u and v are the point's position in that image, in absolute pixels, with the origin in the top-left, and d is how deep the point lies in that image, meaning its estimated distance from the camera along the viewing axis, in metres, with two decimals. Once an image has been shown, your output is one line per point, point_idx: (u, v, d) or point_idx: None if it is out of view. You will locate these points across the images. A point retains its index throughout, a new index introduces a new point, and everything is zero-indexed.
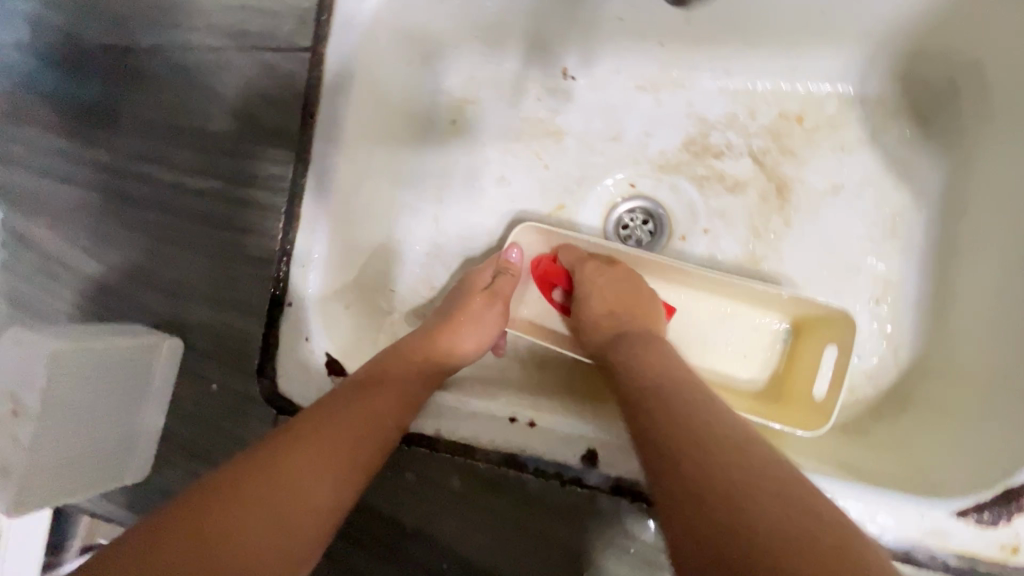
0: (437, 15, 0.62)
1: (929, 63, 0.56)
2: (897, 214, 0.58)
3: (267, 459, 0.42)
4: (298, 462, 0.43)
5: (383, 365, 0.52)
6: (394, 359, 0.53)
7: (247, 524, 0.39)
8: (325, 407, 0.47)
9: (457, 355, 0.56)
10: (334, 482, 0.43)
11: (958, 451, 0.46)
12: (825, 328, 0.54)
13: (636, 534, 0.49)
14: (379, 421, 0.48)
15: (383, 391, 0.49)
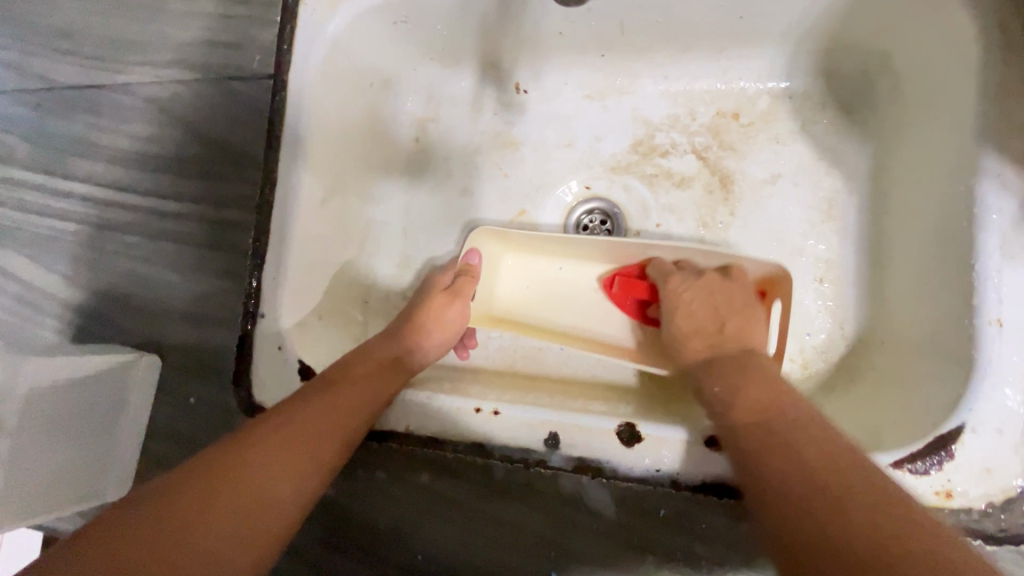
0: (394, 43, 0.68)
1: (846, 55, 0.60)
2: (831, 197, 0.62)
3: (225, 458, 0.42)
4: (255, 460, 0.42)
5: (344, 366, 0.51)
6: (357, 360, 0.52)
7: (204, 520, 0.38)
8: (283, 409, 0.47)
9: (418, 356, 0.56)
10: (293, 478, 0.43)
11: (899, 408, 0.48)
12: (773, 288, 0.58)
13: (602, 511, 0.49)
14: (338, 420, 0.47)
15: (344, 393, 0.49)
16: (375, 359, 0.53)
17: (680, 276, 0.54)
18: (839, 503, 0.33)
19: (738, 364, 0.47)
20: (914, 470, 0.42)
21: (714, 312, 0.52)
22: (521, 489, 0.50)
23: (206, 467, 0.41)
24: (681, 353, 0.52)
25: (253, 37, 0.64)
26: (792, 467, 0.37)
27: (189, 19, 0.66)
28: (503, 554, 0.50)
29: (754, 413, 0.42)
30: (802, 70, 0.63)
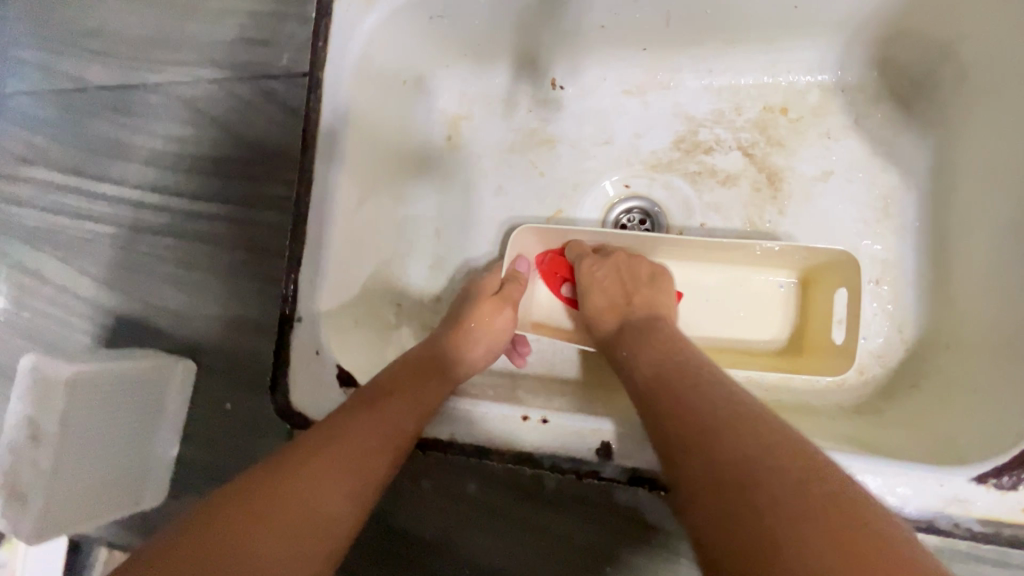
0: (429, 39, 0.66)
1: (905, 46, 0.57)
2: (888, 194, 0.59)
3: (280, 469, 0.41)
4: (311, 470, 0.41)
5: (396, 374, 0.50)
6: (408, 368, 0.51)
7: (264, 534, 0.37)
8: (339, 421, 0.45)
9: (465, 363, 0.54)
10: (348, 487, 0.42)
11: (976, 419, 0.45)
12: (829, 274, 0.58)
13: (658, 524, 0.47)
14: (395, 433, 0.46)
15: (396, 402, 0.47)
16: (427, 368, 0.51)
17: (590, 260, 0.58)
18: (797, 462, 0.32)
19: (648, 329, 0.51)
20: (1000, 485, 0.39)
21: (625, 283, 0.56)
22: (572, 500, 0.48)
23: (267, 486, 0.40)
24: (597, 327, 0.55)
25: (286, 34, 0.62)
26: (720, 432, 0.35)
27: (221, 17, 0.64)
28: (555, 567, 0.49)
29: (673, 372, 0.43)
30: (856, 61, 0.60)
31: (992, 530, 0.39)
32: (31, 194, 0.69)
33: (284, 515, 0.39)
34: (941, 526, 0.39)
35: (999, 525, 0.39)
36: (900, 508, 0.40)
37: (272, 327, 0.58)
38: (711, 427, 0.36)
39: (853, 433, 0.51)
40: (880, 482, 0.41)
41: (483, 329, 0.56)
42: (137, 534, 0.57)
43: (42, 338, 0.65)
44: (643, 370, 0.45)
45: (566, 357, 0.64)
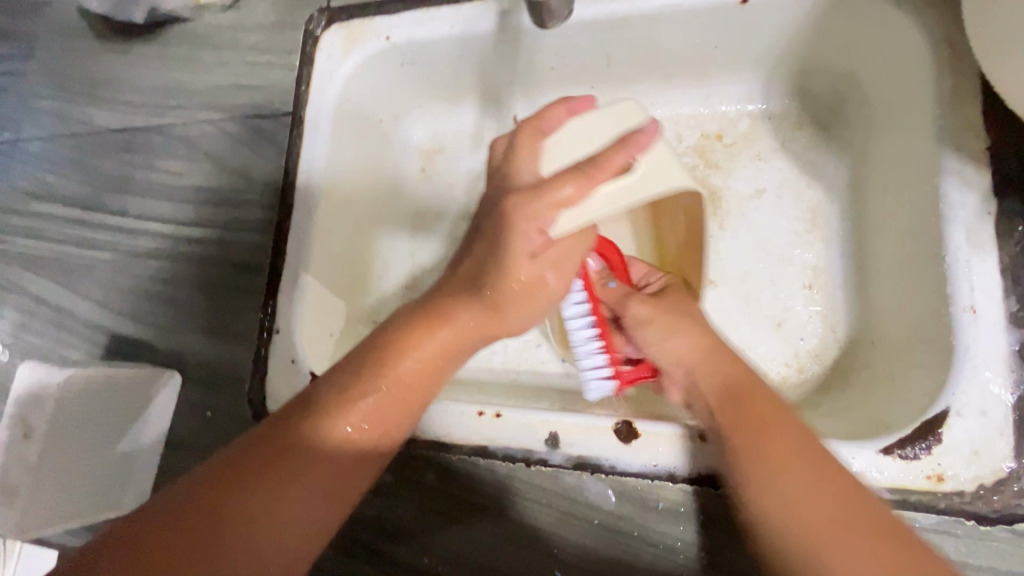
0: (402, 82, 0.74)
1: (817, 77, 0.65)
2: (815, 207, 0.65)
3: (256, 467, 0.42)
4: (290, 479, 0.42)
5: (405, 350, 0.48)
6: (415, 341, 0.48)
7: (237, 539, 0.39)
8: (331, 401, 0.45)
9: (457, 339, 0.50)
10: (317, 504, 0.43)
11: (896, 402, 0.49)
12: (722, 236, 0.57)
13: (599, 504, 0.51)
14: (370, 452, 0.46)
15: (377, 408, 0.46)
16: (437, 347, 0.49)
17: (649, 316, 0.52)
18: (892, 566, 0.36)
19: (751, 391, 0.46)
20: (904, 456, 0.43)
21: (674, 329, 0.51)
22: (526, 491, 0.52)
23: (256, 472, 0.42)
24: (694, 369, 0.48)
25: (272, 79, 0.70)
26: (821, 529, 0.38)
27: (215, 66, 0.73)
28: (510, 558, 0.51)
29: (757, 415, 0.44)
30: (780, 92, 0.67)
31: (899, 496, 0.42)
32: (40, 226, 0.76)
33: (270, 509, 0.41)
34: None
35: (905, 492, 0.42)
36: None
37: (252, 339, 0.63)
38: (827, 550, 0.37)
39: None
40: None
41: (531, 299, 0.50)
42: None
43: (42, 356, 0.71)
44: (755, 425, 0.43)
45: (528, 365, 0.69)
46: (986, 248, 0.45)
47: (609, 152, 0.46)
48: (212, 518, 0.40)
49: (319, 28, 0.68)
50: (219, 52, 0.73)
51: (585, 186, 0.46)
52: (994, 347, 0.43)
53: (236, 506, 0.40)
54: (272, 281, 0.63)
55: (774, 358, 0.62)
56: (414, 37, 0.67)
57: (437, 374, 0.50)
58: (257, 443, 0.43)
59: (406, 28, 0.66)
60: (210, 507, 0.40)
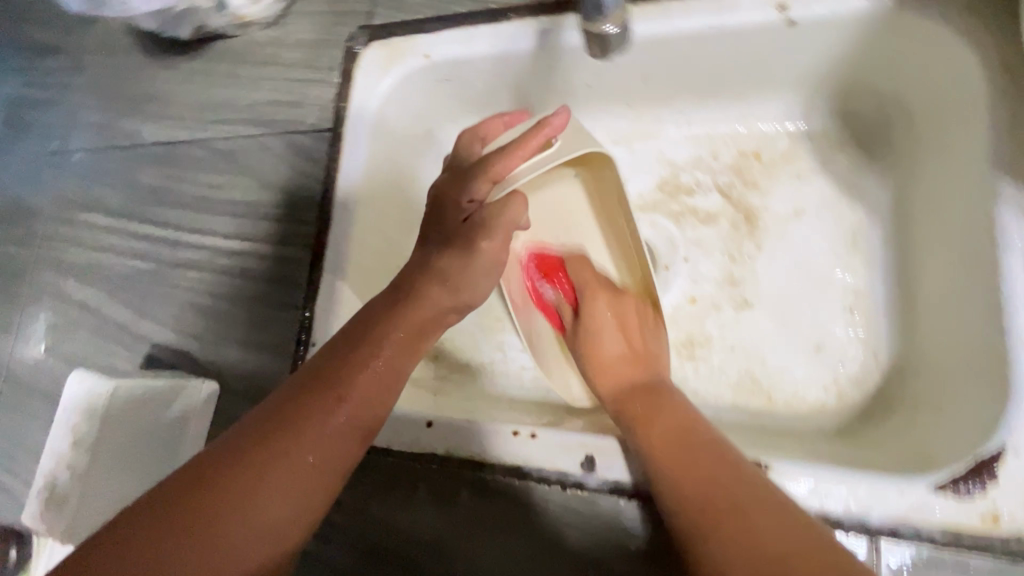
0: (438, 98, 0.75)
1: (861, 97, 0.63)
2: (856, 229, 0.64)
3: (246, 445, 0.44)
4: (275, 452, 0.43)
5: (381, 328, 0.52)
6: (388, 324, 0.52)
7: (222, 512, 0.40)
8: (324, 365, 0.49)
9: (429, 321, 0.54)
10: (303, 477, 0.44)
11: (945, 434, 0.48)
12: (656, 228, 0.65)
13: (636, 532, 0.49)
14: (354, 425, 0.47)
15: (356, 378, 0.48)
16: (409, 322, 0.53)
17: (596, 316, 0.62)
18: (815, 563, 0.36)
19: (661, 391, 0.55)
20: (957, 493, 0.41)
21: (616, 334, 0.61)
22: (562, 516, 0.51)
23: (243, 447, 0.43)
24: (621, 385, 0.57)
25: (313, 96, 0.71)
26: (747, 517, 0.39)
27: (257, 82, 0.74)
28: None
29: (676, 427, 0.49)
30: (821, 111, 0.66)
31: (952, 537, 0.41)
32: (87, 235, 0.78)
33: (254, 480, 0.42)
34: (904, 532, 0.42)
35: (959, 532, 0.41)
36: (866, 516, 0.42)
37: (289, 351, 0.64)
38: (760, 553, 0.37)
39: (834, 454, 0.55)
40: (844, 495, 0.43)
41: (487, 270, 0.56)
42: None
43: (87, 362, 0.73)
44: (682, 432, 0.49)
45: None
46: None
47: (527, 134, 0.54)
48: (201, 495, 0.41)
49: (360, 46, 0.69)
50: (262, 68, 0.74)
51: (508, 156, 0.54)
52: None
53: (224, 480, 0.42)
54: (310, 295, 0.64)
55: (812, 383, 0.61)
56: (453, 56, 0.67)
57: (413, 350, 0.53)
58: (248, 426, 0.45)
59: (445, 46, 0.67)
60: (200, 485, 0.41)
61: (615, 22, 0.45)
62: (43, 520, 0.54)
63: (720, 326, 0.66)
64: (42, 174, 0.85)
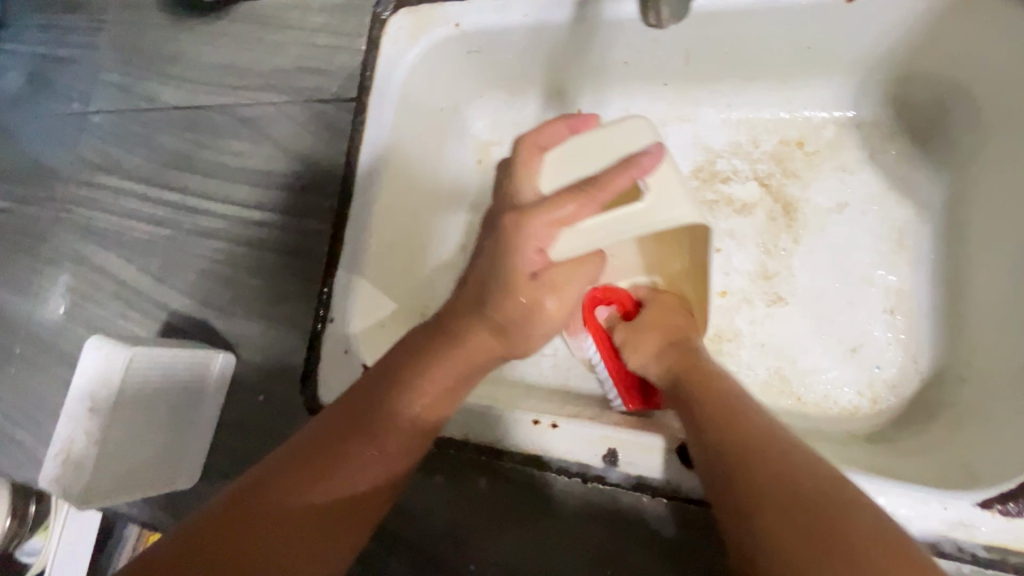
0: (466, 70, 0.72)
1: (918, 85, 0.59)
2: (903, 227, 0.60)
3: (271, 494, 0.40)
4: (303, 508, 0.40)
5: (424, 369, 0.46)
6: (433, 363, 0.47)
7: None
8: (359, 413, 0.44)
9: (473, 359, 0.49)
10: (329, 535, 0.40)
11: (996, 448, 0.45)
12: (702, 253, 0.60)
13: (658, 529, 0.49)
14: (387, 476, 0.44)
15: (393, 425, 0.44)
16: (456, 364, 0.48)
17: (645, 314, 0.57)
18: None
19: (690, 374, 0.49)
20: (1005, 511, 0.39)
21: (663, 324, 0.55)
22: (582, 509, 0.50)
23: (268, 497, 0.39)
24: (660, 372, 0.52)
25: (338, 63, 0.68)
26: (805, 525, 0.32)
27: (280, 48, 0.72)
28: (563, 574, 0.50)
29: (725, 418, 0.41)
30: (874, 99, 0.62)
31: (995, 556, 0.39)
32: (106, 198, 0.78)
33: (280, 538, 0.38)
34: (945, 549, 0.40)
35: (1003, 552, 0.39)
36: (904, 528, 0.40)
37: (307, 327, 0.63)
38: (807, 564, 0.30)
39: (867, 459, 0.53)
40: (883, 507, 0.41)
41: (532, 327, 0.49)
42: (170, 511, 0.62)
43: (104, 327, 0.73)
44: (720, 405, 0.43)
45: (578, 371, 0.67)
46: None
47: (609, 173, 0.44)
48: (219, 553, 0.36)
49: (388, 11, 0.66)
50: (286, 33, 0.72)
51: (585, 208, 0.44)
52: None
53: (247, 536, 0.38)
54: (330, 270, 0.62)
55: (845, 385, 0.59)
56: (485, 26, 0.64)
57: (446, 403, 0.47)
58: (275, 471, 0.41)
59: (477, 15, 0.64)
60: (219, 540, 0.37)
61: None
62: (58, 483, 0.53)
63: (751, 322, 0.63)
64: (63, 135, 0.84)
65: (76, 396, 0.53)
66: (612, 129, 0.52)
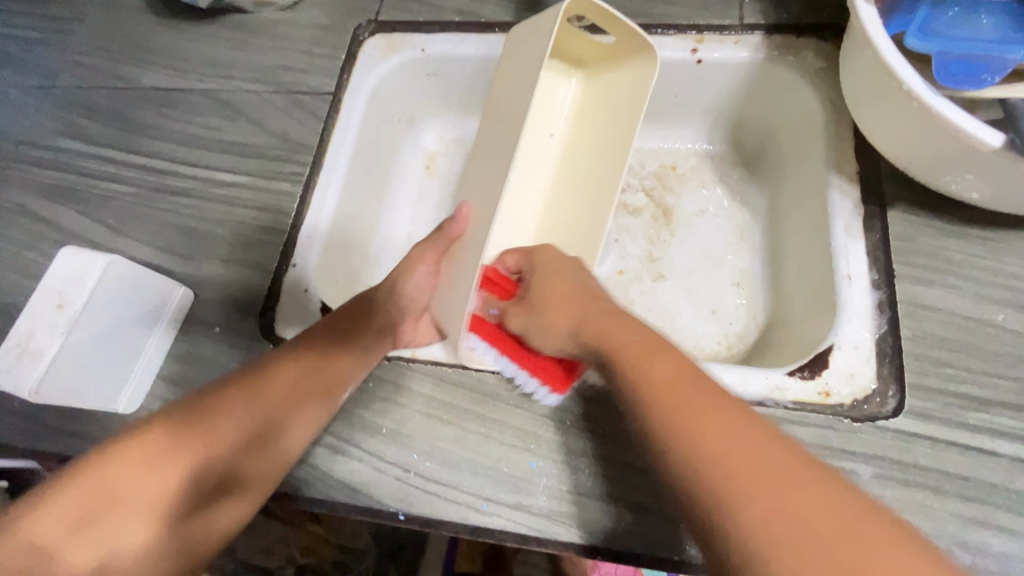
0: (424, 89, 0.89)
1: (744, 129, 0.85)
2: (743, 226, 0.84)
3: (105, 496, 0.48)
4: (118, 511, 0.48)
5: (286, 384, 0.56)
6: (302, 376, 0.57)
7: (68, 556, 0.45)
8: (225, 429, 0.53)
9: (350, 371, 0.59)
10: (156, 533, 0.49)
11: (802, 352, 0.63)
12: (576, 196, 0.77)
13: (573, 408, 0.58)
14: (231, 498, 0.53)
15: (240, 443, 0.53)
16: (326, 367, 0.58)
17: (553, 253, 0.64)
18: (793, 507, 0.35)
19: (607, 311, 0.54)
20: (802, 376, 0.57)
21: (555, 271, 0.62)
22: (515, 402, 0.59)
23: (110, 495, 0.48)
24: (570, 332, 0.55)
25: (318, 65, 0.82)
26: (706, 461, 0.39)
27: (266, 50, 0.85)
28: (497, 462, 0.57)
29: (653, 377, 0.45)
30: (719, 139, 0.88)
31: (801, 407, 0.55)
32: (64, 159, 0.81)
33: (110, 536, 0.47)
34: (767, 403, 0.56)
35: (803, 404, 0.55)
36: (744, 391, 0.56)
37: (271, 270, 0.70)
38: (718, 495, 0.38)
39: None
40: (724, 379, 0.57)
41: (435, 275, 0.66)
42: (110, 440, 0.64)
43: (44, 273, 0.74)
44: (622, 343, 0.49)
45: None
46: (857, 235, 0.61)
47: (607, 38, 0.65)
48: (34, 536, 0.45)
49: (366, 34, 0.83)
50: (272, 39, 0.85)
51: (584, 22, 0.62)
52: (861, 305, 0.58)
53: (71, 530, 0.46)
54: (295, 224, 0.73)
55: (710, 337, 0.77)
56: (445, 52, 0.82)
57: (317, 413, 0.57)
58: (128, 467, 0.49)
59: (439, 45, 0.82)
60: (47, 536, 0.45)
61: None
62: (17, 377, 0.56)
63: (641, 292, 0.81)
64: (21, 104, 0.87)
65: (54, 297, 0.58)
66: (732, 64, 0.76)
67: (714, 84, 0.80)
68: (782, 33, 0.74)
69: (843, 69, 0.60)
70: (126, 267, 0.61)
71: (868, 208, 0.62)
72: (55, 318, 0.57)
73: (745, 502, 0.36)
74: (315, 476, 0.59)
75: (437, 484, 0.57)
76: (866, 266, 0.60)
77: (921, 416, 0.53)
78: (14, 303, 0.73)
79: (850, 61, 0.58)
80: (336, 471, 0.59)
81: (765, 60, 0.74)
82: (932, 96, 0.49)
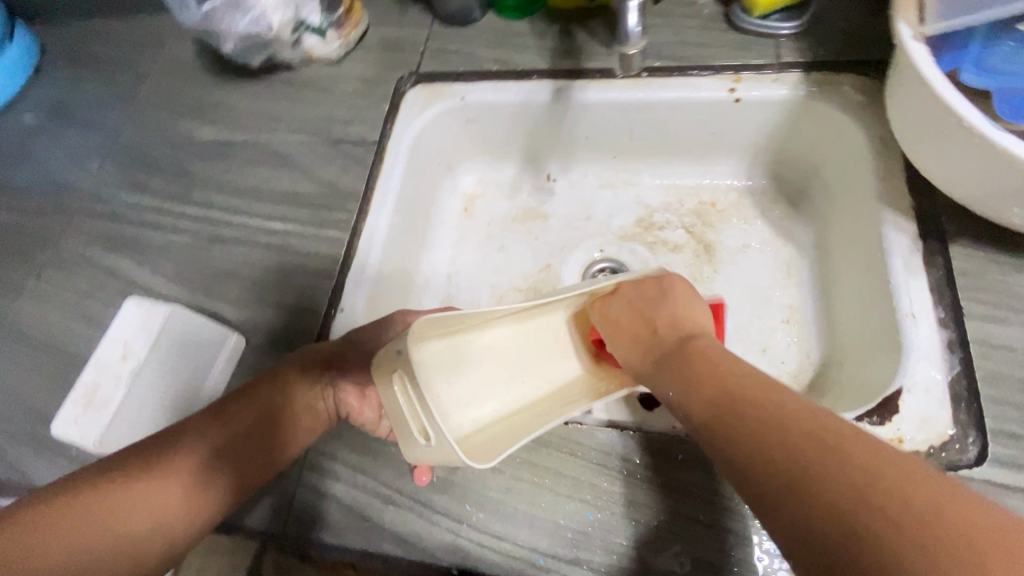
0: (463, 136, 0.91)
1: (786, 166, 0.85)
2: (789, 262, 0.82)
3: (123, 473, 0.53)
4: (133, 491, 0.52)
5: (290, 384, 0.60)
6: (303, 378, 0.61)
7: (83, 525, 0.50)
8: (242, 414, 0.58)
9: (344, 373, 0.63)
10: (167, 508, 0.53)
11: (862, 398, 0.61)
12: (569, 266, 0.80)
13: (627, 456, 0.57)
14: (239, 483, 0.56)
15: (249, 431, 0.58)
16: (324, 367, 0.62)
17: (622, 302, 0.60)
18: (804, 470, 0.37)
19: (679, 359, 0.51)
20: (870, 422, 0.54)
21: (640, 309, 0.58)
22: (567, 449, 0.58)
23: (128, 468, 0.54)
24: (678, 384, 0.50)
25: (362, 116, 0.86)
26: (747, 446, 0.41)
27: (315, 103, 0.89)
28: (551, 512, 0.55)
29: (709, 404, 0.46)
30: (760, 174, 0.87)
31: None
32: (125, 211, 0.86)
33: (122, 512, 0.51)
34: None
35: None
36: None
37: (320, 315, 0.71)
38: (804, 478, 0.37)
39: None
40: None
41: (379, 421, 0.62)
42: None
43: (103, 321, 0.77)
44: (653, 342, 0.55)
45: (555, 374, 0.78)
46: (917, 271, 0.59)
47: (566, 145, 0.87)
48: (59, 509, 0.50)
49: (408, 85, 0.87)
50: (320, 93, 0.89)
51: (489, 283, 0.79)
52: (929, 344, 0.56)
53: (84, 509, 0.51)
54: (343, 269, 0.74)
55: None
56: (483, 100, 0.85)
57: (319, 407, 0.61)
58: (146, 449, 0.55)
59: (479, 94, 0.85)
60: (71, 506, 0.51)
61: (636, 48, 0.64)
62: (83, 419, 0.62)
63: None
64: (88, 160, 0.93)
65: (122, 344, 0.66)
66: (768, 100, 0.76)
67: (749, 120, 0.80)
68: (821, 70, 0.74)
69: (893, 105, 0.60)
70: (181, 318, 0.68)
71: (927, 244, 0.60)
72: (120, 365, 0.64)
73: (792, 471, 0.37)
74: (366, 528, 0.58)
75: (490, 536, 0.55)
76: (930, 304, 0.58)
77: (1006, 465, 0.50)
78: (76, 351, 0.75)
79: (900, 92, 0.58)
80: (386, 524, 0.58)
81: (804, 95, 0.74)
82: (993, 130, 0.48)
